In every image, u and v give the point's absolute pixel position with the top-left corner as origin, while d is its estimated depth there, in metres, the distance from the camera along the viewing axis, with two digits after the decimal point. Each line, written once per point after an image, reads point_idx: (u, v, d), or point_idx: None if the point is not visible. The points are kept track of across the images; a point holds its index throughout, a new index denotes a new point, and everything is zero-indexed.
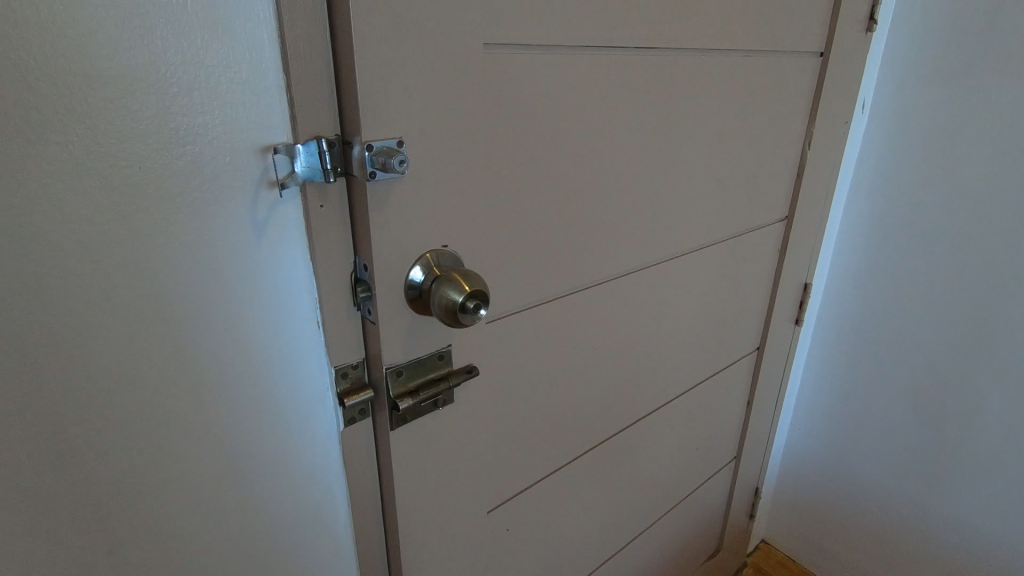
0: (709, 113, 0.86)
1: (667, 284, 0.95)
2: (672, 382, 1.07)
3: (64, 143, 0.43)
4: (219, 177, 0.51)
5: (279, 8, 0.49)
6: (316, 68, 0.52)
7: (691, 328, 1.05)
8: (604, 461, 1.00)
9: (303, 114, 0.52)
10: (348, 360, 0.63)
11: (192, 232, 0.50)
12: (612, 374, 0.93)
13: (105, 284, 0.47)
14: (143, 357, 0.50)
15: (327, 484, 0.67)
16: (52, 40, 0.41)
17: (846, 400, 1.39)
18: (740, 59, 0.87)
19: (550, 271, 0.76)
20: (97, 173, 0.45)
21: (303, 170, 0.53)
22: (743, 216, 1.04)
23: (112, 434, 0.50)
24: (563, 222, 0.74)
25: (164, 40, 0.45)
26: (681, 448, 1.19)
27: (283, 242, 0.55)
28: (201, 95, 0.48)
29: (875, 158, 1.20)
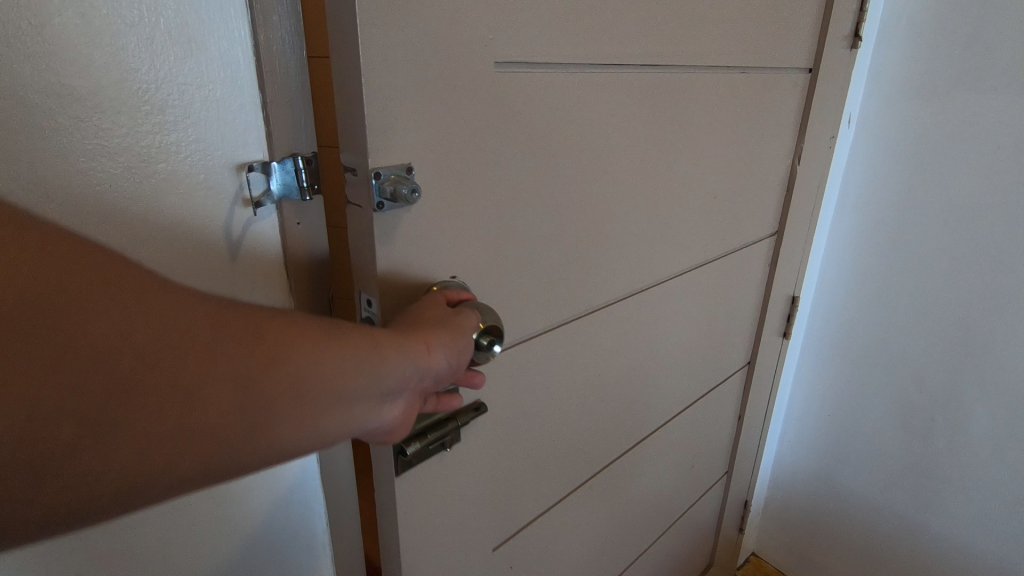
0: (705, 137, 0.89)
1: (664, 303, 0.97)
2: (665, 401, 1.08)
3: (33, 163, 0.42)
4: (193, 194, 0.51)
5: (256, 28, 0.51)
6: (291, 87, 0.55)
7: (683, 345, 1.07)
8: (605, 482, 1.00)
9: (279, 132, 0.55)
10: None
11: (165, 250, 0.50)
12: (612, 395, 0.94)
13: None
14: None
15: (303, 501, 0.66)
16: (23, 60, 0.41)
17: (834, 412, 1.42)
18: (731, 82, 0.89)
19: (558, 294, 0.76)
20: (66, 193, 0.44)
21: (278, 188, 0.55)
22: (734, 233, 1.06)
23: None
24: (570, 244, 0.75)
25: (138, 60, 0.45)
26: (678, 465, 1.20)
27: (259, 258, 0.57)
28: (176, 114, 0.48)
29: (860, 173, 1.25)
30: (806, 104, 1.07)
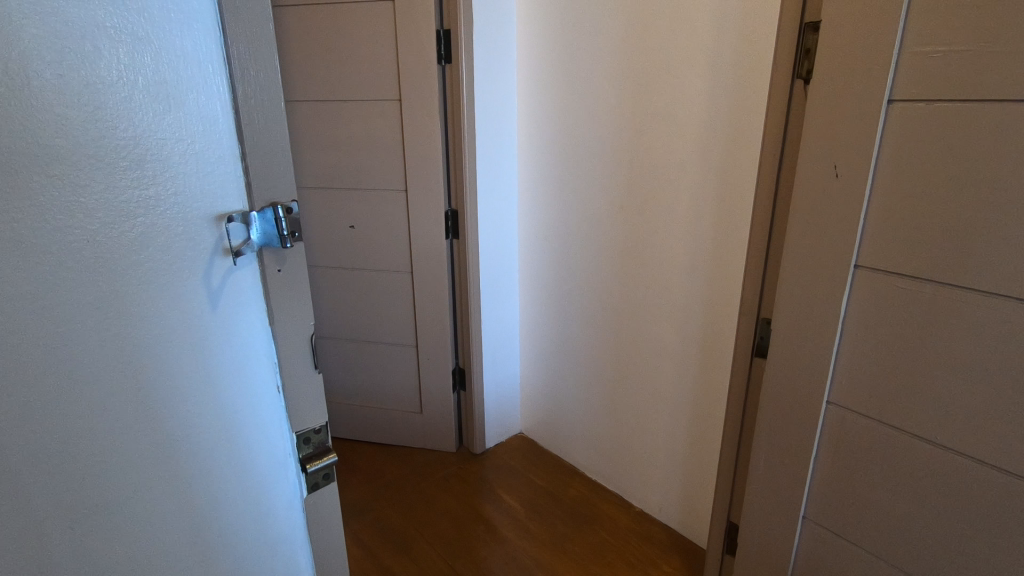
0: (993, 159, 0.88)
1: (934, 312, 0.98)
2: (930, 422, 1.02)
3: (16, 230, 0.42)
4: (175, 245, 0.53)
5: (233, 84, 0.57)
6: (274, 137, 0.61)
7: (816, 360, 1.15)
8: (832, 470, 1.18)
9: (259, 186, 0.61)
10: (310, 426, 0.73)
11: (151, 300, 0.51)
12: (877, 390, 1.08)
13: (69, 364, 0.46)
14: (108, 437, 0.49)
15: (289, 519, 0.72)
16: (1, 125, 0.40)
17: (852, 491, 1.16)
18: (989, 116, 0.87)
19: (957, 296, 0.95)
20: (47, 254, 0.44)
21: (258, 237, 0.61)
22: (787, 252, 1.15)
23: (97, 515, 0.49)
24: (990, 258, 0.91)
25: (117, 119, 0.47)
26: (766, 469, 1.29)
27: (238, 302, 0.61)
28: (155, 168, 0.51)
29: (870, 226, 1.03)
30: (858, 134, 1.01)
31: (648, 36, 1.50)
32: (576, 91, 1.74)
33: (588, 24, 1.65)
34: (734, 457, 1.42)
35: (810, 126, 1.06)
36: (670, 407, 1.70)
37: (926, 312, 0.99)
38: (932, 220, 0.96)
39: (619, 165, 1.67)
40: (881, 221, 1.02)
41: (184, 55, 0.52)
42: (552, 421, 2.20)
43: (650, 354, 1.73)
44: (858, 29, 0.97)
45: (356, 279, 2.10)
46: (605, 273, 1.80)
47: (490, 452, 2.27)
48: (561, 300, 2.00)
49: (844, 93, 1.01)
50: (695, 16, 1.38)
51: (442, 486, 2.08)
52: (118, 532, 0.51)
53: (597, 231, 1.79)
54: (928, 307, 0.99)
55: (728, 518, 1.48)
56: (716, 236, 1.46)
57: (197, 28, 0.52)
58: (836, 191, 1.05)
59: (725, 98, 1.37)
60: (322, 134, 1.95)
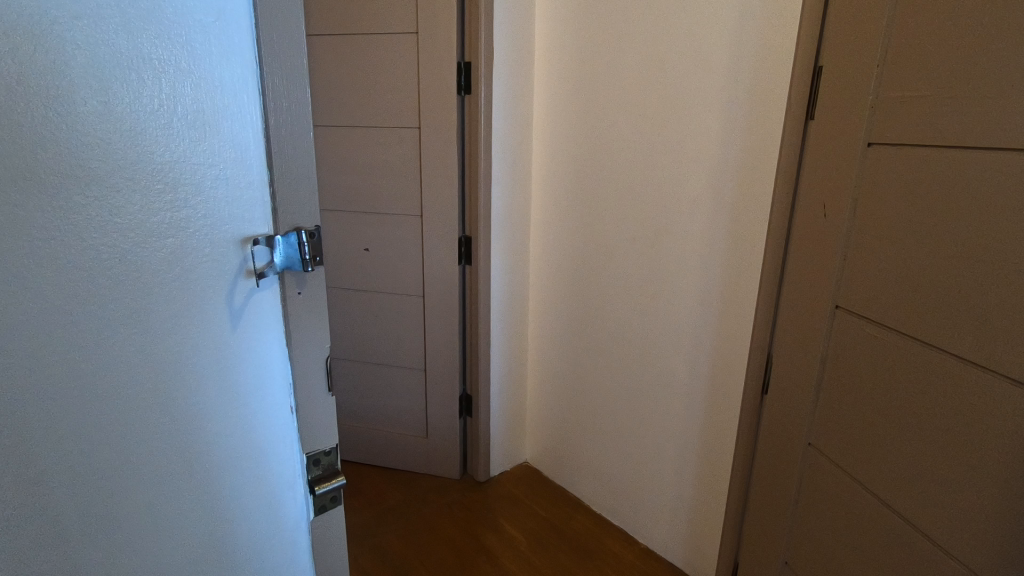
0: (934, 208, 0.88)
1: (883, 358, 0.98)
2: (876, 474, 1.00)
3: (50, 244, 0.44)
4: (200, 265, 0.55)
5: (266, 113, 0.59)
6: (302, 165, 0.63)
7: (809, 397, 1.15)
8: (810, 510, 1.17)
9: (284, 211, 0.63)
10: (320, 448, 0.74)
11: (174, 317, 0.53)
12: (840, 430, 1.08)
13: (93, 374, 0.48)
14: (126, 447, 0.51)
15: (295, 542, 0.72)
16: (45, 145, 0.43)
17: (819, 533, 1.15)
18: (931, 165, 0.88)
19: (900, 343, 0.95)
20: (78, 270, 0.46)
21: (281, 259, 0.63)
22: (794, 287, 1.17)
23: (110, 523, 0.51)
24: (925, 308, 0.90)
25: (154, 144, 0.50)
26: (772, 507, 1.28)
27: (259, 322, 0.63)
28: (187, 193, 0.53)
29: (848, 265, 1.05)
30: (853, 178, 1.02)
31: (665, 73, 1.54)
32: (592, 122, 1.77)
33: (608, 59, 1.68)
34: (740, 495, 1.41)
35: (819, 168, 1.09)
36: (678, 442, 1.69)
37: (902, 367, 0.94)
38: (888, 264, 0.96)
39: (631, 198, 1.69)
40: (860, 261, 1.02)
41: (222, 85, 0.54)
42: (558, 452, 2.18)
43: (659, 388, 1.72)
44: (860, 77, 1.00)
45: (365, 301, 2.13)
46: (616, 304, 1.81)
47: (494, 480, 2.25)
48: (571, 330, 2.01)
49: (845, 137, 1.03)
50: (714, 58, 1.41)
51: (444, 514, 2.05)
52: (126, 545, 0.52)
53: (609, 263, 1.80)
54: (916, 369, 0.92)
55: (733, 558, 1.46)
56: (728, 271, 1.47)
57: (236, 61, 0.55)
58: (831, 231, 1.07)
59: (742, 135, 1.38)
60: (340, 159, 2.00)
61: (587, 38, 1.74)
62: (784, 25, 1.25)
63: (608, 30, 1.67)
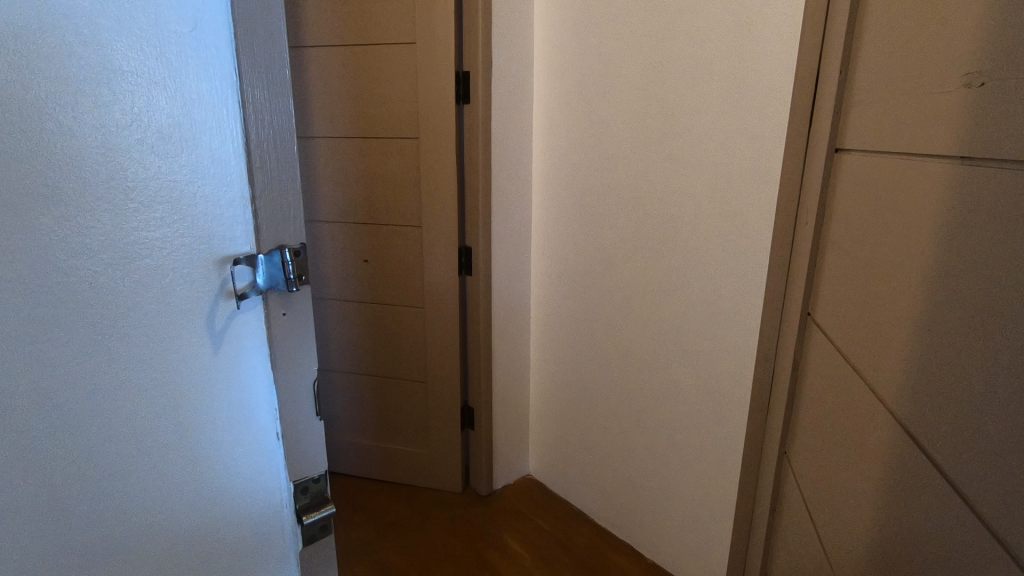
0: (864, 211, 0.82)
1: (820, 363, 0.97)
2: (808, 478, 1.00)
3: (12, 264, 0.42)
4: (177, 286, 0.53)
5: (246, 126, 0.56)
6: (286, 180, 0.61)
7: (789, 405, 1.14)
8: (783, 520, 1.15)
9: (267, 229, 0.60)
10: (308, 476, 0.70)
11: (148, 340, 0.51)
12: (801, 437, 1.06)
13: (60, 402, 0.46)
14: (98, 477, 0.49)
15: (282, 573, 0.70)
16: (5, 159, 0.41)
17: (785, 544, 1.12)
18: (868, 167, 0.82)
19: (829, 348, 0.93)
20: (43, 294, 0.44)
21: (263, 279, 0.61)
22: (783, 296, 1.16)
23: (80, 557, 0.48)
24: (848, 317, 0.85)
25: (128, 161, 0.48)
26: (764, 520, 1.25)
27: (242, 344, 0.60)
28: (163, 212, 0.51)
29: (813, 269, 1.04)
30: (825, 184, 1.00)
31: (664, 80, 1.52)
32: (593, 129, 1.75)
33: (610, 66, 1.66)
34: (744, 508, 1.37)
35: (810, 174, 1.07)
36: (684, 454, 1.65)
37: (856, 403, 0.81)
38: (833, 268, 0.94)
39: (634, 205, 1.66)
40: (824, 264, 0.99)
41: (199, 98, 0.52)
42: (561, 464, 2.15)
43: (664, 398, 1.69)
44: (831, 82, 0.99)
45: (365, 312, 2.10)
46: (620, 313, 1.78)
47: (497, 493, 2.21)
48: (573, 340, 1.98)
49: (823, 143, 1.01)
50: (715, 63, 1.39)
51: (446, 529, 2.02)
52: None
53: (611, 271, 1.78)
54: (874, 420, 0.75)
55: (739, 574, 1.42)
56: (734, 278, 1.44)
57: (213, 72, 0.53)
58: (808, 237, 1.06)
59: (747, 139, 1.35)
60: (336, 169, 1.98)
61: (587, 46, 1.72)
62: (789, 31, 1.23)
63: (609, 34, 1.64)
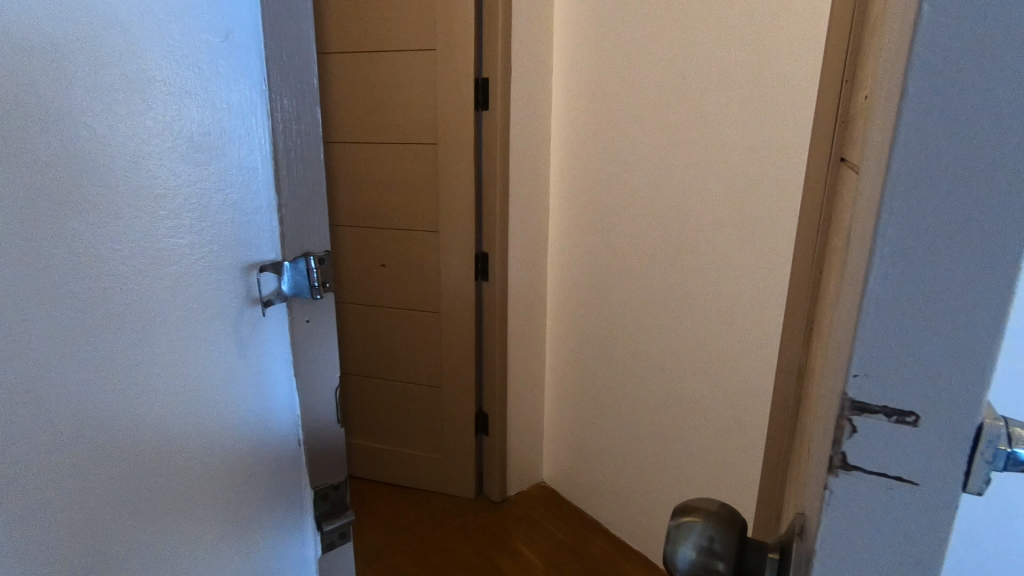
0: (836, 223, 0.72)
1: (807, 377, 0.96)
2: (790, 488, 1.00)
3: (46, 256, 0.47)
4: (204, 287, 0.57)
5: (275, 137, 0.59)
6: (314, 189, 0.63)
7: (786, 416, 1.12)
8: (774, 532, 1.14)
9: (293, 236, 0.62)
10: (328, 482, 0.71)
11: (175, 336, 0.55)
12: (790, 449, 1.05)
13: (91, 388, 0.50)
14: (126, 459, 0.53)
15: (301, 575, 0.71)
16: (43, 160, 0.45)
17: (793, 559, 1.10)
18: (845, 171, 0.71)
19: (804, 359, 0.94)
20: (79, 288, 0.49)
21: (288, 286, 0.62)
22: (798, 306, 1.15)
23: (108, 529, 0.53)
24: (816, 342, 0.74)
25: (160, 170, 0.52)
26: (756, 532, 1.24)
27: (268, 347, 0.63)
28: (191, 218, 0.55)
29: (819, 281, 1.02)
30: (822, 196, 0.99)
31: (683, 88, 1.51)
32: (612, 136, 1.74)
33: (631, 72, 1.65)
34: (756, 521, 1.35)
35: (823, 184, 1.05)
36: (699, 465, 1.63)
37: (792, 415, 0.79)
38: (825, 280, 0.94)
39: (651, 212, 1.65)
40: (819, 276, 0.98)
41: (229, 110, 0.56)
42: (574, 473, 2.13)
43: (677, 408, 1.67)
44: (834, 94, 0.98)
45: (380, 316, 2.12)
46: (637, 321, 1.76)
47: (510, 500, 2.20)
48: (588, 348, 1.97)
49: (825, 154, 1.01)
50: (736, 71, 1.38)
51: (458, 536, 2.01)
52: (117, 550, 0.54)
53: (627, 278, 1.77)
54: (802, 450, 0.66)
55: None
56: (755, 287, 1.42)
57: (243, 86, 0.56)
58: (819, 247, 1.04)
59: (770, 146, 1.33)
60: (355, 174, 2.00)
61: (607, 52, 1.71)
62: (814, 41, 1.22)
63: (630, 40, 1.63)
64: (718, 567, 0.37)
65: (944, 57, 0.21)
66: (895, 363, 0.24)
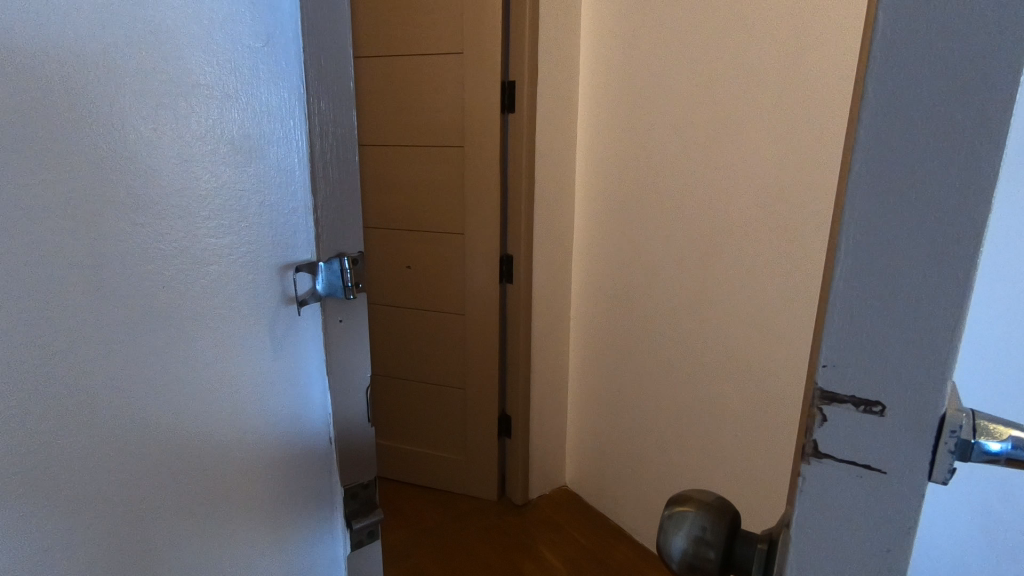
0: None
1: None
2: None
3: (95, 254, 0.48)
4: (241, 286, 0.58)
5: (312, 139, 0.60)
6: (349, 191, 0.64)
7: None
8: None
9: (328, 237, 0.63)
10: (358, 481, 0.71)
11: (213, 333, 0.57)
12: None
13: (134, 382, 0.52)
14: (165, 453, 0.55)
15: (329, 572, 0.72)
16: (92, 161, 0.47)
17: None
18: None
19: None
20: (123, 285, 0.50)
21: (323, 286, 0.64)
22: None
23: (147, 521, 0.55)
24: None
25: (200, 171, 0.54)
26: None
27: (301, 345, 0.64)
28: (231, 218, 0.56)
29: None
30: None
31: (712, 90, 1.50)
32: (639, 139, 1.72)
33: (659, 74, 1.63)
34: None
35: None
36: (726, 473, 1.60)
37: None
38: None
39: (678, 216, 1.63)
40: None
41: (267, 112, 0.57)
42: (597, 478, 2.11)
43: (704, 415, 1.65)
44: None
45: (406, 317, 2.13)
46: (663, 326, 1.74)
47: (532, 504, 2.20)
48: (612, 352, 1.95)
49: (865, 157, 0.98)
50: (767, 73, 1.36)
51: (480, 538, 2.01)
52: (156, 542, 0.56)
53: (653, 282, 1.75)
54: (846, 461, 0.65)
55: None
56: (783, 293, 1.39)
57: (281, 89, 0.58)
58: None
59: (800, 149, 1.31)
60: (382, 177, 2.02)
61: (635, 54, 1.70)
62: (847, 41, 1.20)
63: (657, 43, 1.62)
64: (708, 555, 0.40)
65: (878, 140, 0.28)
66: (853, 368, 0.31)
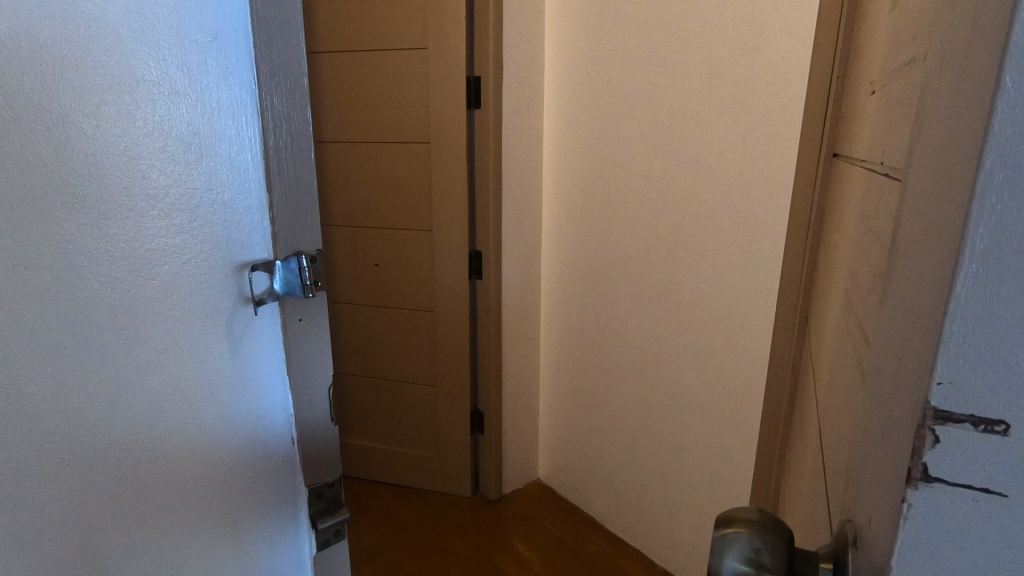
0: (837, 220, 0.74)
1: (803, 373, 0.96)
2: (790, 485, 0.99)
3: (38, 257, 0.47)
4: (196, 287, 0.57)
5: (265, 136, 0.59)
6: (305, 188, 0.63)
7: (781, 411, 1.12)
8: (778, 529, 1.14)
9: (285, 236, 0.62)
10: (323, 480, 0.71)
11: (168, 336, 0.56)
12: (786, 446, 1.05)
13: (84, 389, 0.50)
14: (119, 461, 0.53)
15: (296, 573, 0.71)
16: (32, 161, 0.46)
17: None
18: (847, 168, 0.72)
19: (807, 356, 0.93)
20: (70, 289, 0.49)
21: (280, 285, 0.63)
22: (790, 302, 1.15)
23: (103, 531, 0.53)
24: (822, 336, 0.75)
25: (149, 170, 0.53)
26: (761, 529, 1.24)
27: (260, 345, 0.63)
28: (182, 217, 0.55)
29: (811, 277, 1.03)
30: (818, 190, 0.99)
31: (675, 86, 1.52)
32: (604, 135, 1.74)
33: (622, 71, 1.65)
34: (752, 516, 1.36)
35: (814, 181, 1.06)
36: (696, 461, 1.64)
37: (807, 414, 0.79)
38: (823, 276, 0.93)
39: (645, 210, 1.66)
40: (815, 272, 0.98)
41: (218, 108, 0.56)
42: (570, 470, 2.13)
43: (674, 405, 1.68)
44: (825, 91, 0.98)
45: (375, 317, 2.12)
46: (631, 319, 1.77)
47: (507, 498, 2.21)
48: (582, 346, 1.97)
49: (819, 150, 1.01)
50: (727, 69, 1.39)
51: (455, 534, 2.02)
52: (113, 551, 0.54)
53: (621, 276, 1.77)
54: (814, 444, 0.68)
55: None
56: (748, 284, 1.42)
57: (232, 85, 0.57)
58: (811, 243, 1.05)
59: (761, 144, 1.34)
60: (348, 175, 2.00)
61: (598, 51, 1.72)
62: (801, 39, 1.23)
63: (620, 40, 1.64)
64: None
65: None
66: (981, 366, 0.22)
